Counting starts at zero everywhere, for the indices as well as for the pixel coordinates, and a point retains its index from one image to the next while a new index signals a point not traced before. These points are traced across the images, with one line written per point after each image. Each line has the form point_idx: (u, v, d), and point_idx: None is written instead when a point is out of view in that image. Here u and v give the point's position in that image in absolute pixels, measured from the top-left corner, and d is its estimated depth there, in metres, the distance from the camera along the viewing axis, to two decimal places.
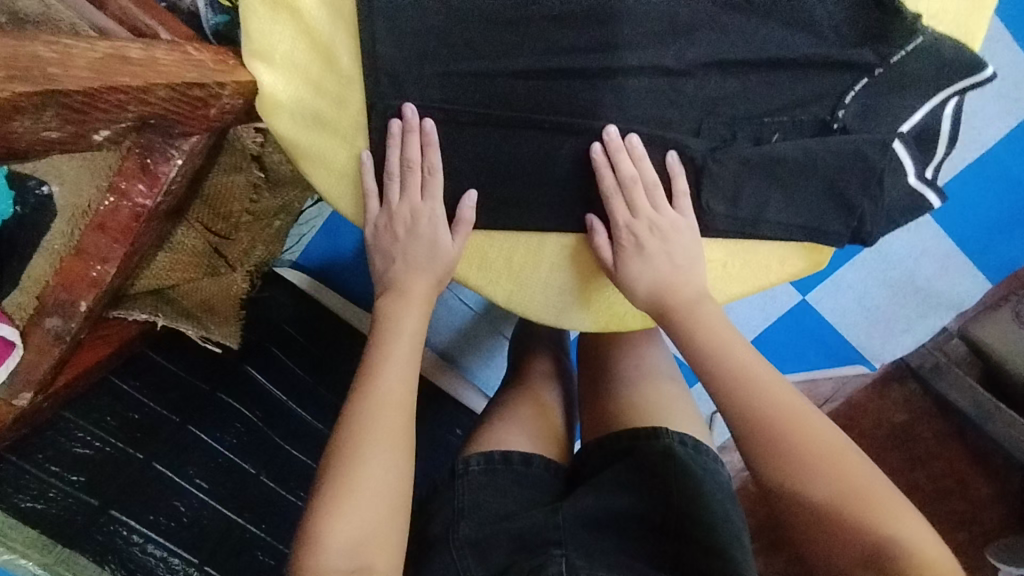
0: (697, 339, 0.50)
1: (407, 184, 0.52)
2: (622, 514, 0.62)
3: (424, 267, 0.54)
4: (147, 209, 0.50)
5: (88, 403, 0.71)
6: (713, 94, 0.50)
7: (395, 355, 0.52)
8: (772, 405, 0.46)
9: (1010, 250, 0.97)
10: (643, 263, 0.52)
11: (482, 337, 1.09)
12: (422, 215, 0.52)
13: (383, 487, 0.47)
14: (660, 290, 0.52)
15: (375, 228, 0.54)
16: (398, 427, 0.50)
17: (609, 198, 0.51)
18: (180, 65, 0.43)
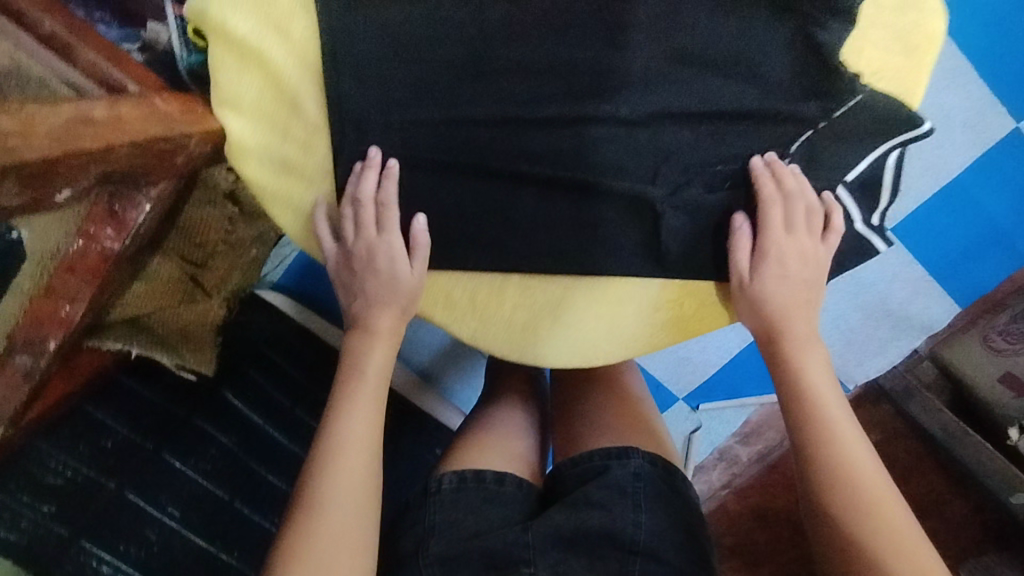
0: (795, 384, 0.54)
1: (363, 223, 0.53)
2: (592, 532, 0.60)
3: (382, 303, 0.55)
4: (115, 251, 0.51)
5: (62, 434, 0.73)
6: (667, 143, 0.53)
7: (370, 390, 0.54)
8: (854, 463, 0.49)
9: (978, 275, 0.97)
10: (776, 284, 0.53)
11: (463, 357, 1.09)
12: (375, 250, 0.53)
13: (350, 517, 0.49)
14: (781, 313, 0.54)
15: (334, 265, 0.56)
16: (366, 461, 0.52)
17: (767, 205, 0.52)
18: (144, 121, 0.45)
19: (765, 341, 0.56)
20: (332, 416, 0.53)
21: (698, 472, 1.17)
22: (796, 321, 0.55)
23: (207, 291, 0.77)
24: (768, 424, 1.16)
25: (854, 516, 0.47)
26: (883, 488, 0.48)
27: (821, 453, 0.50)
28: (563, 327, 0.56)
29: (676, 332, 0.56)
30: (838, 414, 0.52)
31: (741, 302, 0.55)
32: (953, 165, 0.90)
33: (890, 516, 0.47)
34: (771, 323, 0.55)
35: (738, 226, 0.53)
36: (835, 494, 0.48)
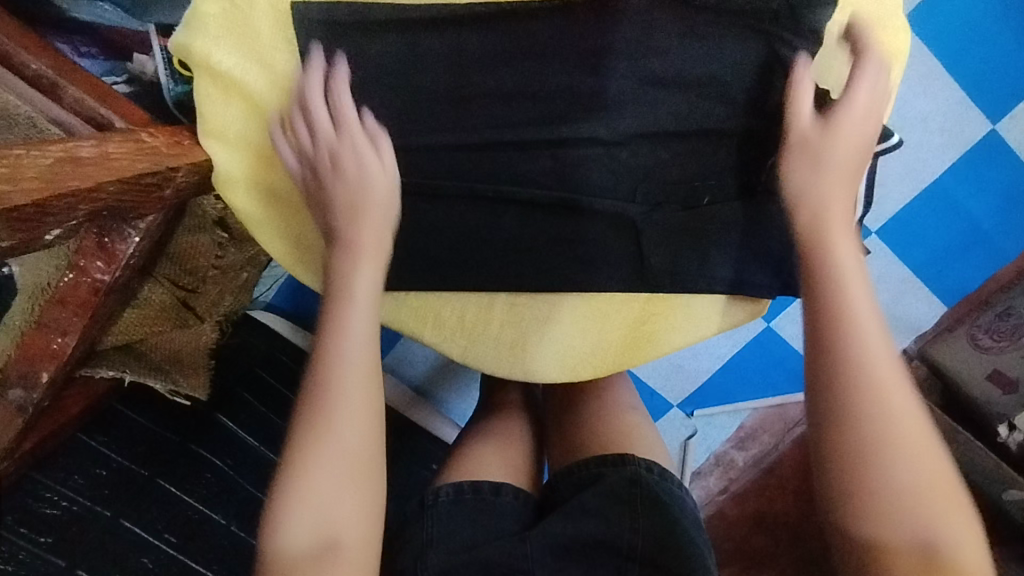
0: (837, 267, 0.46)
1: (319, 123, 0.50)
2: (588, 540, 0.61)
3: (354, 215, 0.50)
4: (106, 283, 0.52)
5: (57, 463, 0.74)
6: (645, 162, 0.54)
7: (358, 311, 0.48)
8: (885, 364, 0.43)
9: (962, 273, 0.99)
10: (842, 155, 0.49)
11: (459, 371, 1.09)
12: (336, 151, 0.50)
13: (350, 456, 0.44)
14: (845, 175, 0.49)
15: (302, 182, 0.52)
16: (365, 393, 0.46)
17: (857, 62, 0.50)
18: (131, 157, 0.46)
19: (805, 216, 0.49)
20: (321, 345, 0.47)
21: (696, 478, 1.18)
22: (832, 204, 0.49)
23: (200, 316, 0.76)
24: (763, 428, 1.16)
25: (874, 424, 0.41)
26: (912, 395, 0.43)
27: (847, 349, 0.43)
28: (551, 341, 0.57)
29: (665, 343, 0.57)
30: (870, 307, 0.44)
31: (797, 165, 0.50)
32: (933, 169, 0.91)
33: (912, 424, 0.41)
34: (812, 204, 0.49)
35: (800, 84, 0.50)
36: (855, 396, 0.42)
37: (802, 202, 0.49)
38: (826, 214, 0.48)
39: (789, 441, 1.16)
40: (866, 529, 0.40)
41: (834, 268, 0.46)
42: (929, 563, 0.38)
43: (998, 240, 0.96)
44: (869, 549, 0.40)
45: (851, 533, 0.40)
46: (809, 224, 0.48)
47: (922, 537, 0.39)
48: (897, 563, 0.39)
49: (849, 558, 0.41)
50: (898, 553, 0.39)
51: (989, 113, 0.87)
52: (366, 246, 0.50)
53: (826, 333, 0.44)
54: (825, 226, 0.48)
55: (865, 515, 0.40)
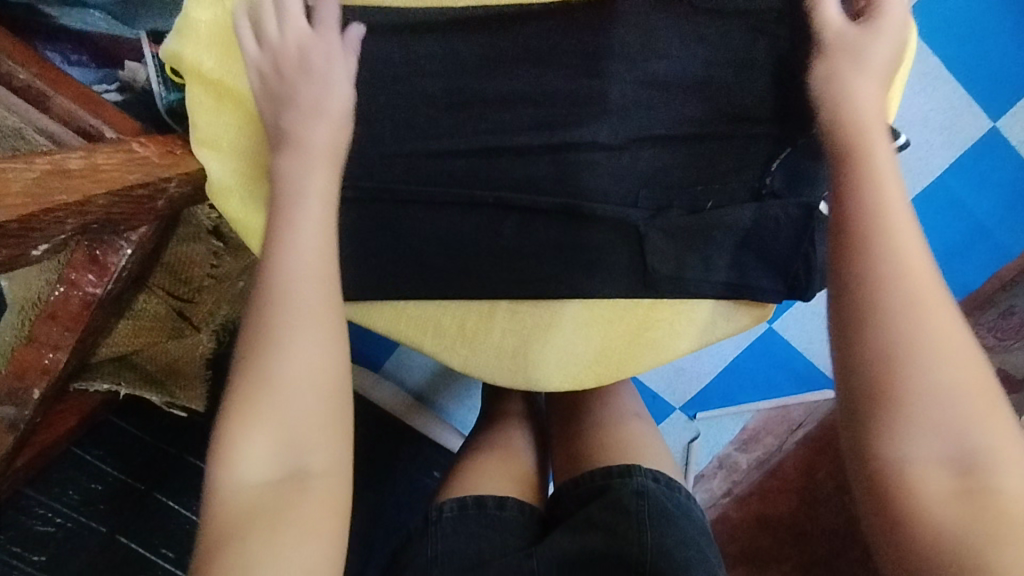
0: (850, 165, 0.43)
1: (290, 15, 0.48)
2: (595, 554, 0.59)
3: (315, 114, 0.48)
4: (98, 297, 0.51)
5: (52, 478, 0.73)
6: (648, 166, 0.53)
7: (307, 220, 0.45)
8: (916, 264, 0.39)
9: (968, 271, 0.97)
10: (881, 52, 0.47)
11: (458, 377, 1.07)
12: (306, 45, 0.48)
13: (309, 373, 0.41)
14: (882, 67, 0.47)
15: (259, 76, 0.48)
16: (322, 307, 0.43)
17: None
18: (122, 167, 0.45)
19: (846, 114, 0.45)
20: (268, 259, 0.44)
21: (699, 481, 1.18)
22: (864, 104, 0.45)
23: (196, 325, 0.74)
24: (766, 429, 1.15)
25: (894, 327, 0.38)
26: (935, 291, 0.39)
27: (862, 250, 0.40)
28: (553, 350, 0.56)
29: (672, 350, 0.56)
30: (896, 203, 0.41)
31: (835, 66, 0.47)
32: (933, 167, 0.91)
33: (944, 325, 0.38)
34: (844, 103, 0.46)
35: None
36: (876, 300, 0.39)
37: (835, 100, 0.46)
38: (862, 112, 0.45)
39: (792, 442, 1.14)
40: (882, 445, 0.37)
41: (869, 165, 0.43)
42: (961, 476, 0.35)
43: (1001, 236, 0.94)
44: (886, 463, 0.36)
45: (866, 450, 0.37)
46: (847, 126, 0.45)
47: (951, 448, 0.36)
48: (921, 479, 0.36)
49: (866, 481, 0.37)
50: (923, 469, 0.36)
51: (991, 110, 0.86)
52: (313, 151, 0.47)
53: (846, 237, 0.41)
54: (862, 125, 0.45)
55: (886, 429, 0.36)
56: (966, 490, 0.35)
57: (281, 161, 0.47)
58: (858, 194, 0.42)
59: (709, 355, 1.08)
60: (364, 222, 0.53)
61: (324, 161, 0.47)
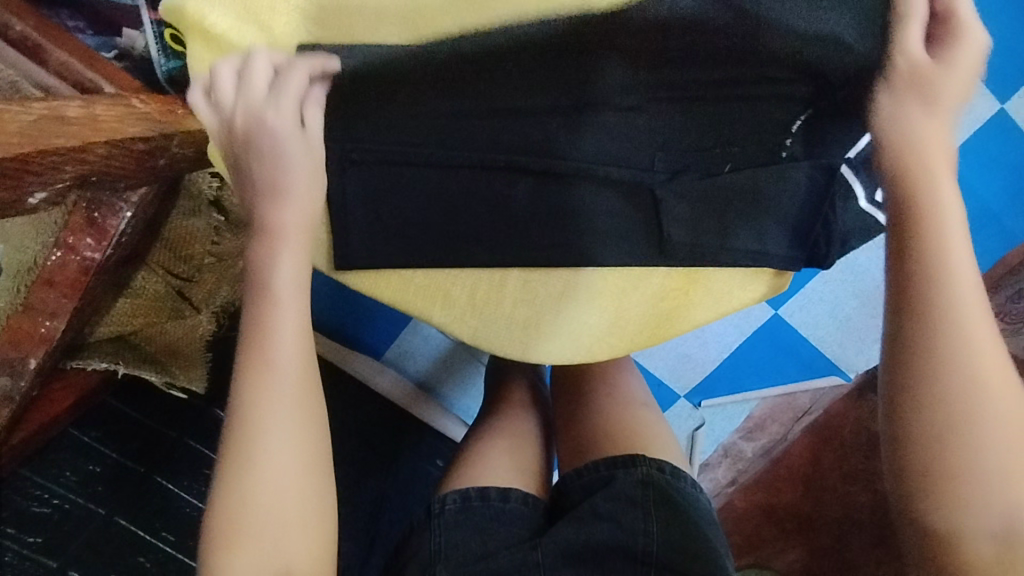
0: (914, 244, 0.45)
1: (248, 83, 0.47)
2: (601, 546, 0.56)
3: (275, 193, 0.48)
4: (96, 262, 0.49)
5: (48, 459, 0.72)
6: (670, 129, 0.51)
7: (283, 330, 0.46)
8: (975, 333, 0.43)
9: None
10: (952, 88, 0.46)
11: (459, 364, 1.02)
12: (258, 115, 0.47)
13: (290, 485, 0.43)
14: (951, 108, 0.47)
15: (223, 148, 0.49)
16: (298, 429, 0.44)
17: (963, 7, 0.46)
18: (122, 120, 0.43)
19: (907, 162, 0.47)
20: (245, 370, 0.45)
21: (703, 470, 1.16)
22: (932, 147, 0.47)
23: (196, 306, 0.72)
24: (771, 417, 1.12)
25: (951, 412, 0.42)
26: (996, 367, 0.43)
27: (926, 329, 0.44)
28: (565, 323, 0.54)
29: (686, 321, 0.56)
30: (962, 281, 0.44)
31: (903, 106, 0.46)
32: None
33: (1001, 390, 0.43)
34: (907, 155, 0.47)
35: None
36: (933, 380, 0.43)
37: (901, 148, 0.47)
38: (926, 162, 0.46)
39: (798, 430, 1.10)
40: (939, 519, 0.43)
41: (931, 228, 0.45)
42: (1002, 542, 0.42)
43: (1009, 221, 0.94)
44: (937, 529, 0.43)
45: (917, 517, 0.44)
46: (913, 184, 0.46)
47: (998, 522, 0.42)
48: (967, 544, 0.42)
49: (918, 539, 0.44)
50: (972, 537, 0.42)
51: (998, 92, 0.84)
52: (283, 244, 0.48)
53: (912, 306, 0.44)
54: (930, 180, 0.46)
55: (935, 502, 0.43)
56: (1001, 553, 0.42)
57: (255, 258, 0.48)
58: (920, 268, 0.45)
59: (716, 341, 1.04)
60: (369, 189, 0.52)
61: (294, 248, 0.48)
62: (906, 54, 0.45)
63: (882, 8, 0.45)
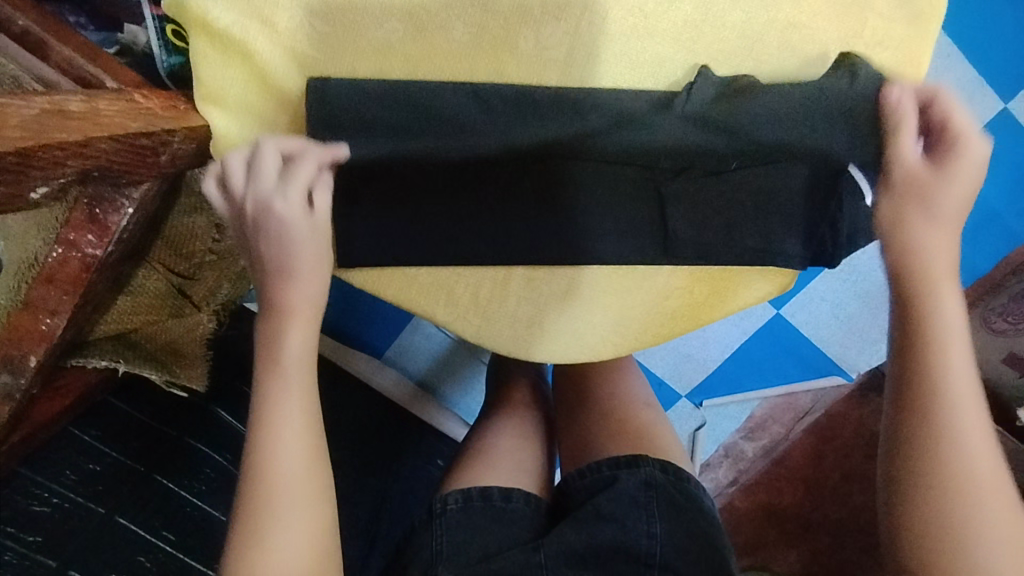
0: (915, 322, 0.47)
1: (258, 172, 0.47)
2: (604, 547, 0.55)
3: (284, 275, 0.48)
4: (98, 259, 0.49)
5: (49, 457, 0.69)
6: (697, 121, 0.49)
7: (290, 412, 0.47)
8: (969, 435, 0.44)
9: (976, 261, 0.96)
10: (955, 196, 0.47)
11: (460, 364, 1.03)
12: (261, 203, 0.47)
13: (298, 557, 0.44)
14: (953, 212, 0.48)
15: (234, 228, 0.50)
16: (307, 502, 0.45)
17: (958, 119, 0.47)
18: (124, 114, 0.43)
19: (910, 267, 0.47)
20: (254, 453, 0.46)
21: (704, 470, 1.14)
22: (937, 244, 0.48)
23: (196, 304, 0.74)
24: (772, 417, 1.11)
25: (945, 491, 0.43)
26: (986, 451, 0.44)
27: (921, 409, 0.45)
28: (568, 321, 0.54)
29: (690, 320, 0.56)
30: (956, 362, 0.45)
31: (903, 208, 0.48)
32: None
33: (996, 489, 0.43)
34: (908, 244, 0.48)
35: (908, 110, 0.48)
36: (928, 457, 0.44)
37: (903, 250, 0.48)
38: (929, 264, 0.47)
39: (799, 429, 1.11)
40: None
41: (933, 329, 0.46)
42: None
43: (1012, 221, 0.92)
44: None
45: None
46: (913, 267, 0.47)
47: None
48: None
49: None
50: None
51: (1004, 92, 0.84)
52: (292, 325, 0.48)
53: (908, 385, 0.46)
54: (931, 282, 0.47)
55: None
56: None
57: (262, 332, 0.49)
58: (917, 347, 0.46)
59: (717, 341, 1.03)
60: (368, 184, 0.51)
61: (302, 323, 0.48)
62: (895, 162, 0.48)
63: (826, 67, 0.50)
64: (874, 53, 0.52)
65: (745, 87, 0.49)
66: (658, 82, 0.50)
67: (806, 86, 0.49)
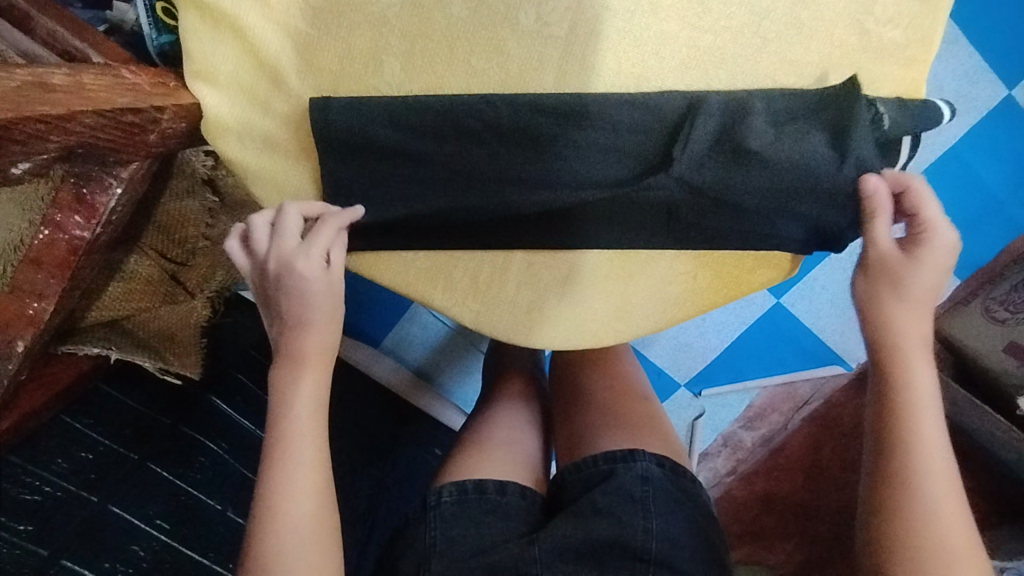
0: (891, 381, 0.49)
1: (281, 230, 0.48)
2: (600, 543, 0.53)
3: (299, 323, 0.48)
4: (85, 241, 0.47)
5: (39, 447, 0.67)
6: (707, 135, 0.48)
7: (301, 466, 0.46)
8: (944, 505, 0.45)
9: (977, 247, 0.96)
10: (924, 279, 0.50)
11: (458, 353, 1.03)
12: (280, 261, 0.48)
13: None
14: (927, 293, 0.50)
15: (252, 280, 0.51)
16: (315, 547, 0.45)
17: (929, 212, 0.50)
18: (109, 90, 0.42)
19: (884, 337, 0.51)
20: (262, 504, 0.45)
21: (703, 460, 1.11)
22: (912, 314, 0.50)
23: (189, 291, 0.74)
24: (772, 406, 1.10)
25: (918, 549, 0.45)
26: (958, 512, 0.46)
27: (898, 466, 0.47)
28: (570, 308, 0.53)
29: (692, 305, 0.54)
30: (929, 423, 0.48)
31: (876, 288, 0.51)
32: (949, 137, 0.90)
33: (967, 550, 0.45)
34: (880, 317, 0.51)
35: (882, 200, 0.49)
36: (903, 514, 0.46)
37: (875, 320, 0.51)
38: (904, 336, 0.50)
39: (799, 419, 1.10)
40: None
41: (909, 398, 0.48)
42: None
43: (1014, 210, 0.93)
44: None
45: None
46: (889, 332, 0.50)
47: None
48: None
49: None
50: None
51: (1004, 78, 0.87)
52: (305, 375, 0.48)
53: (886, 444, 0.48)
54: (904, 354, 0.50)
55: None
56: None
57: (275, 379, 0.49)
58: (890, 406, 0.49)
59: (717, 329, 1.03)
60: (363, 171, 0.50)
61: (315, 371, 0.48)
62: (870, 251, 0.51)
63: (842, 96, 0.49)
64: (879, 90, 0.51)
65: (756, 130, 0.48)
66: (662, 59, 0.48)
67: (809, 122, 0.50)
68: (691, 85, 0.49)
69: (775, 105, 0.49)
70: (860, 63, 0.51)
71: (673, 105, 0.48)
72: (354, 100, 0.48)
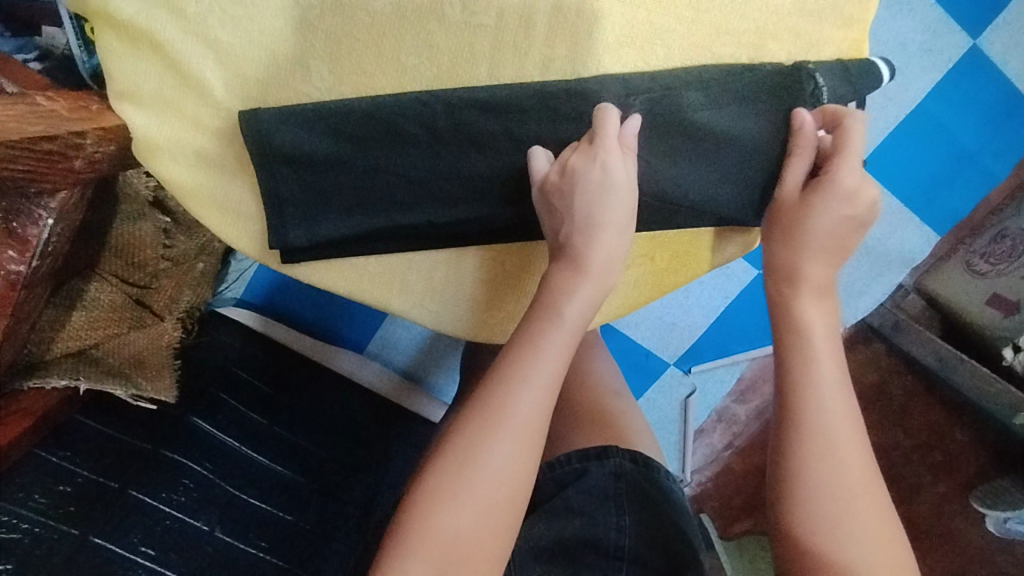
0: (790, 317, 0.50)
1: (600, 136, 0.46)
2: (572, 541, 0.54)
3: (592, 227, 0.47)
4: (23, 275, 0.46)
5: (14, 484, 0.63)
6: (648, 126, 0.48)
7: (545, 369, 0.45)
8: (840, 432, 0.46)
9: (954, 200, 0.94)
10: (824, 224, 0.49)
11: (446, 349, 0.96)
12: (583, 169, 0.47)
13: (515, 464, 0.43)
14: (833, 236, 0.50)
15: (542, 181, 0.47)
16: (526, 440, 0.44)
17: (846, 157, 0.49)
18: (22, 120, 0.41)
19: (775, 288, 0.52)
20: (494, 379, 0.45)
21: (700, 436, 1.10)
22: (811, 252, 0.50)
23: (157, 313, 0.73)
24: (764, 377, 1.09)
25: (806, 476, 0.45)
26: (853, 439, 0.46)
27: (800, 396, 0.47)
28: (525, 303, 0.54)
29: (654, 284, 0.55)
30: (827, 354, 0.48)
31: (773, 231, 0.52)
32: (916, 93, 0.88)
33: (861, 476, 0.45)
34: (779, 259, 0.51)
35: (804, 137, 0.50)
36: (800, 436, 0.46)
37: (775, 268, 0.52)
38: (795, 282, 0.50)
39: None
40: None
41: (805, 332, 0.49)
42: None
43: (989, 160, 0.92)
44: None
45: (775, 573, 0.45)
46: (780, 267, 0.51)
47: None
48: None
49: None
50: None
51: (967, 28, 0.85)
52: (583, 290, 0.47)
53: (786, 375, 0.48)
54: (790, 298, 0.50)
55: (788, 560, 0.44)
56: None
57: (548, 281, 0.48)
58: (787, 339, 0.49)
59: (702, 304, 1.02)
60: (301, 181, 0.48)
61: (585, 279, 0.47)
62: (784, 189, 0.51)
63: (767, 77, 0.49)
64: (821, 53, 0.51)
65: (687, 126, 0.49)
66: (597, 41, 0.47)
67: (745, 103, 0.49)
68: (627, 67, 0.48)
69: (709, 86, 0.48)
70: (795, 28, 0.50)
71: (610, 92, 0.47)
72: (280, 106, 0.46)
